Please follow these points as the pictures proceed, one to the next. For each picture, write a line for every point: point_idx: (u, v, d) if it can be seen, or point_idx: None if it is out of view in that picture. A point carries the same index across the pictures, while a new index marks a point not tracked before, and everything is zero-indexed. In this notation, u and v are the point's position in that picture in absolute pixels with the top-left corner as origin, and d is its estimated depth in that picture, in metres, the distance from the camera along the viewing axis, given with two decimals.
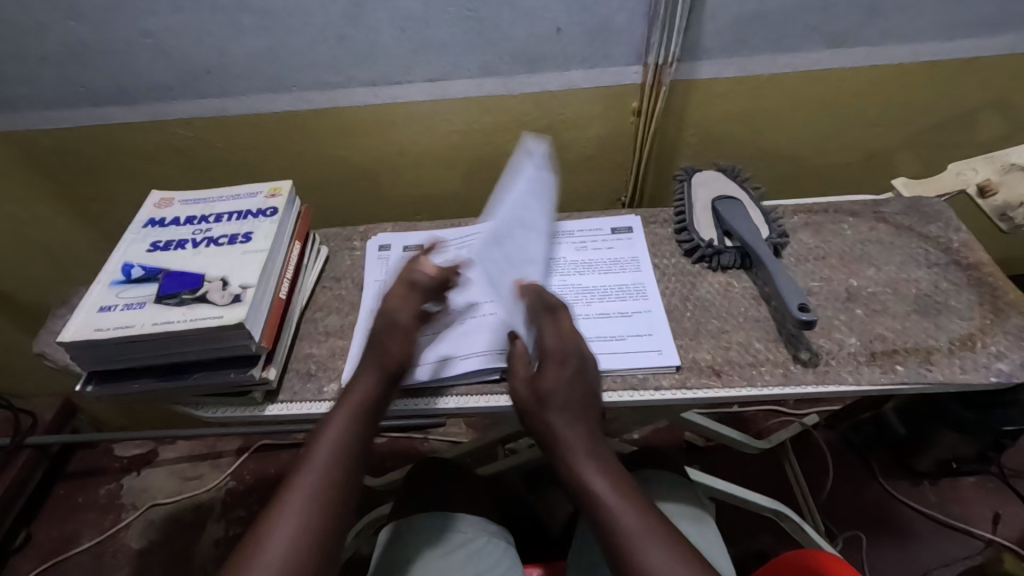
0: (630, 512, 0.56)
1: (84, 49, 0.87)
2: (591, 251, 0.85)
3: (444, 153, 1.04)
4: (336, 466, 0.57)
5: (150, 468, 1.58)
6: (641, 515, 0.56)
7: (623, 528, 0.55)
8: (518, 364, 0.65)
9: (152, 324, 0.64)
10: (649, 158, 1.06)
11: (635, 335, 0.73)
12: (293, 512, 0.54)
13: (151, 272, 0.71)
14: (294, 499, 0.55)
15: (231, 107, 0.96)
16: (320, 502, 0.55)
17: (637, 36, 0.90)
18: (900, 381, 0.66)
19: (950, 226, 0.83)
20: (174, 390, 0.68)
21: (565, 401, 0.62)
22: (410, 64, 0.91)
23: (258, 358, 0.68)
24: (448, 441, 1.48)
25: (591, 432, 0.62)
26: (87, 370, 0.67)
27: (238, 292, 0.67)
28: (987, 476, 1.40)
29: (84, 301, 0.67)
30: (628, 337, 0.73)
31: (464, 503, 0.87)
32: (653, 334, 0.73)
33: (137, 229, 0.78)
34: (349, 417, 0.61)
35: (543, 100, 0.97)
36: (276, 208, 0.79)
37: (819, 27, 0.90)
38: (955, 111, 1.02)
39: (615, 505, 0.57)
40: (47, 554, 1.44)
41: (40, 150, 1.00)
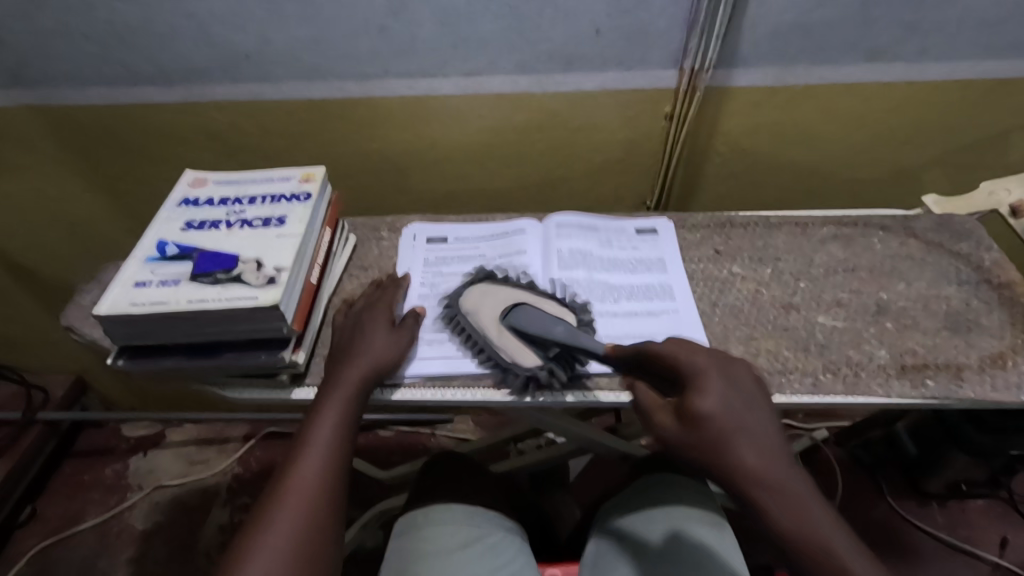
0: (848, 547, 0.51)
1: (127, 28, 0.88)
2: (616, 249, 0.85)
3: (474, 149, 1.04)
4: (330, 454, 0.63)
5: (157, 450, 1.58)
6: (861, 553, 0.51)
7: (788, 519, 0.52)
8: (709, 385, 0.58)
9: (188, 302, 0.64)
10: (678, 164, 1.07)
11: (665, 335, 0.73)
12: (278, 523, 0.57)
13: (186, 251, 0.71)
14: (280, 512, 0.58)
15: (266, 93, 0.96)
16: (317, 492, 0.60)
17: (674, 41, 0.90)
18: (931, 396, 0.66)
19: (981, 245, 0.82)
20: (204, 369, 0.68)
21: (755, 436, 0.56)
22: (446, 58, 0.92)
23: (288, 341, 0.68)
24: (456, 438, 1.48)
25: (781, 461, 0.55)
26: (118, 345, 0.67)
27: (272, 274, 0.67)
28: (996, 500, 1.39)
29: (119, 275, 0.68)
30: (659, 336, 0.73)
31: (480, 498, 0.87)
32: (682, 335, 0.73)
33: (171, 208, 0.78)
34: (338, 406, 0.65)
35: (576, 100, 0.97)
36: (310, 193, 0.79)
37: (857, 41, 0.90)
38: (987, 132, 1.03)
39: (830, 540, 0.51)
40: (52, 531, 1.45)
41: (74, 126, 1.00)
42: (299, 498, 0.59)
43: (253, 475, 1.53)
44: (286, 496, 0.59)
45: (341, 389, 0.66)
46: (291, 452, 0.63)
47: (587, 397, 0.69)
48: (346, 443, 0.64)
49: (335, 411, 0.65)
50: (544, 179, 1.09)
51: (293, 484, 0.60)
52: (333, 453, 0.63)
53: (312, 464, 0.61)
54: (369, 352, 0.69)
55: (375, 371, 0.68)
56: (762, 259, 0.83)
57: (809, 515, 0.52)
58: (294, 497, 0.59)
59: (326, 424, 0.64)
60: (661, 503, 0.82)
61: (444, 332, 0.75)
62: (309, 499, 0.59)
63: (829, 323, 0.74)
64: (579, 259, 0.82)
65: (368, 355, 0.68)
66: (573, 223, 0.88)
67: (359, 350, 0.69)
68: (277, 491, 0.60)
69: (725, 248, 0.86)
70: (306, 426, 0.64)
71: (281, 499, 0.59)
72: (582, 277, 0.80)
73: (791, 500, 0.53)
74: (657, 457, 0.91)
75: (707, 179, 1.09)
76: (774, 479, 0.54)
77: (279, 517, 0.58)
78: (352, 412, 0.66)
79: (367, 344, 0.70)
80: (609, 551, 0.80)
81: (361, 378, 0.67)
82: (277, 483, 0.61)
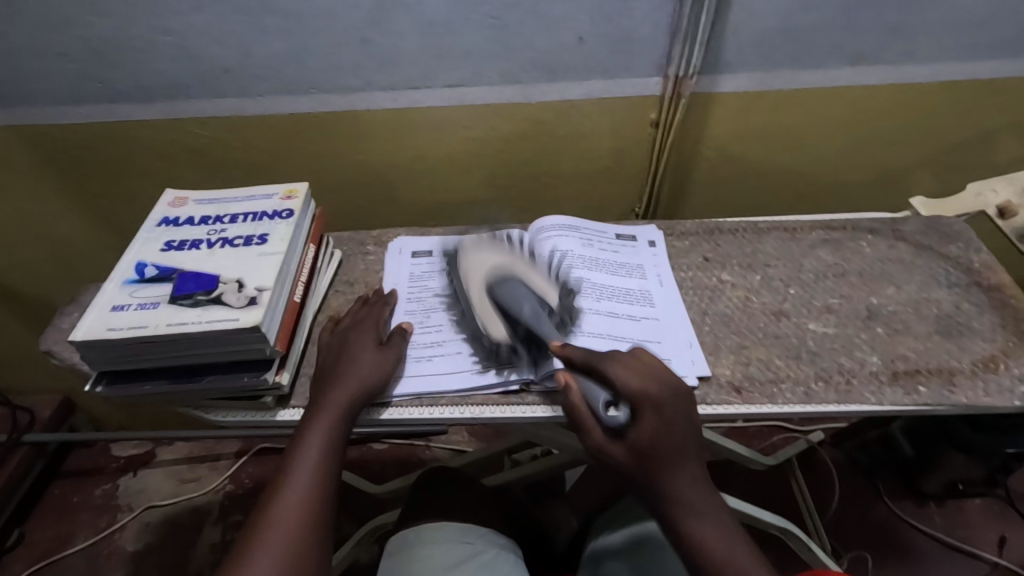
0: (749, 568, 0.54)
1: (104, 45, 0.87)
2: (597, 248, 0.84)
3: (460, 160, 1.03)
4: (315, 484, 0.61)
5: (147, 470, 1.56)
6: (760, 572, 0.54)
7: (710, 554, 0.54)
8: (589, 416, 0.60)
9: (167, 325, 0.63)
10: (665, 170, 1.06)
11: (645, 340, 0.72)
12: (261, 556, 0.55)
13: (165, 272, 0.70)
14: (263, 544, 0.56)
15: (248, 107, 0.95)
16: (301, 522, 0.58)
17: (659, 48, 0.90)
18: (924, 402, 0.65)
19: (970, 247, 0.82)
20: (185, 393, 0.66)
21: (675, 452, 0.58)
22: (430, 70, 0.91)
23: (271, 362, 0.67)
24: (451, 449, 1.47)
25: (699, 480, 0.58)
26: (97, 370, 0.66)
27: (253, 295, 0.66)
28: (993, 498, 1.39)
29: (96, 299, 0.66)
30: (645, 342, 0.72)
31: (472, 514, 0.86)
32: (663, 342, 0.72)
33: (151, 228, 0.77)
34: (323, 433, 0.63)
35: (562, 108, 0.97)
36: (292, 210, 0.78)
37: (841, 45, 0.90)
38: (973, 132, 1.03)
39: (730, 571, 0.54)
40: (40, 554, 1.42)
41: (54, 145, 0.99)
42: (283, 532, 0.57)
43: (245, 492, 1.51)
44: (269, 530, 0.57)
45: (325, 415, 0.64)
46: (274, 484, 0.61)
47: None
48: (331, 471, 0.62)
49: (319, 439, 0.63)
50: (532, 188, 1.08)
51: (276, 515, 0.58)
52: (318, 482, 0.61)
53: (296, 495, 0.59)
54: (354, 375, 0.67)
55: (361, 395, 0.66)
56: (751, 266, 0.83)
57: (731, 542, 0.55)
58: (278, 530, 0.57)
59: (311, 452, 0.62)
60: (657, 515, 0.81)
61: (432, 348, 0.74)
62: (293, 532, 0.57)
63: (820, 329, 0.73)
64: (562, 260, 0.82)
65: (353, 379, 0.67)
66: (556, 223, 0.87)
67: (344, 373, 0.67)
68: (261, 521, 0.58)
69: (714, 255, 0.85)
70: (289, 455, 0.63)
71: (264, 533, 0.57)
72: (563, 275, 0.79)
73: (707, 522, 0.56)
74: (651, 468, 0.90)
75: (696, 185, 1.09)
76: (707, 505, 0.57)
77: (261, 554, 0.56)
78: (338, 439, 0.64)
79: (352, 367, 0.68)
80: (603, 565, 0.79)
81: (346, 404, 0.65)
82: (259, 516, 0.59)
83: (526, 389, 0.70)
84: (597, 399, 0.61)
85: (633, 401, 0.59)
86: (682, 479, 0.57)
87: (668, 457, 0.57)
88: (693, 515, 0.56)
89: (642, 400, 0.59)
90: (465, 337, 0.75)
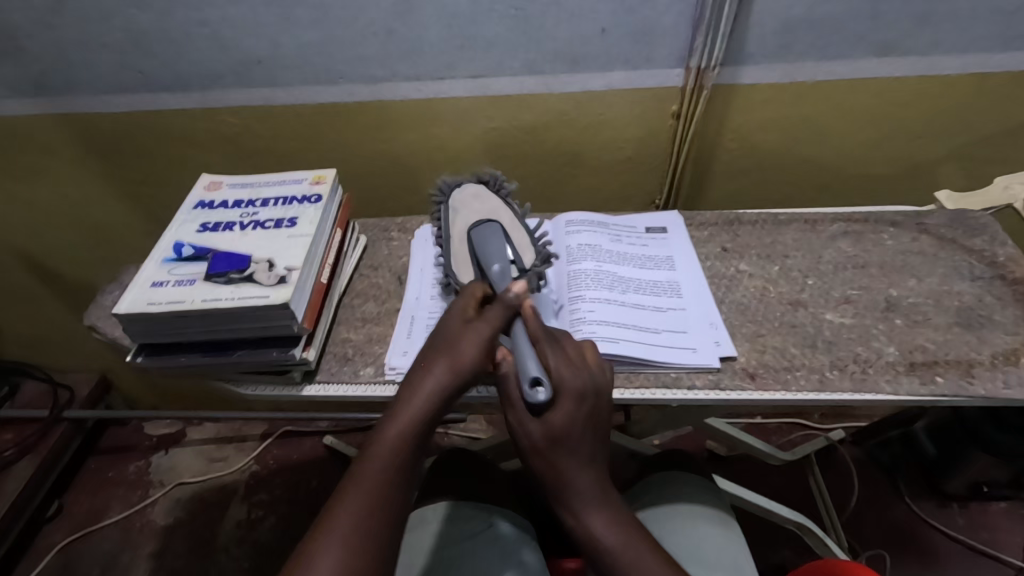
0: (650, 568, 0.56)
1: (145, 37, 0.91)
2: (625, 245, 0.85)
3: (482, 150, 1.05)
4: (389, 476, 0.55)
5: (178, 448, 1.63)
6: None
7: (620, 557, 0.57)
8: (512, 387, 0.59)
9: (202, 301, 0.66)
10: (686, 162, 1.07)
11: (671, 331, 0.73)
12: (331, 550, 0.50)
13: (201, 252, 0.73)
14: (331, 534, 0.51)
15: (279, 97, 0.99)
16: (372, 517, 0.52)
17: (681, 39, 0.90)
18: (941, 393, 0.65)
19: (995, 240, 0.81)
20: (218, 366, 0.70)
21: (562, 438, 0.58)
22: (454, 61, 0.93)
23: (299, 339, 0.70)
24: (468, 437, 1.49)
25: (585, 480, 0.59)
26: (138, 343, 0.70)
27: (283, 274, 0.69)
28: (1019, 502, 1.36)
29: (138, 275, 0.70)
30: (665, 333, 0.72)
31: (488, 495, 0.88)
32: (689, 331, 0.73)
33: (188, 210, 0.81)
34: (404, 420, 0.57)
35: (582, 100, 0.98)
36: (321, 195, 0.81)
37: (867, 35, 0.90)
38: (1003, 125, 1.01)
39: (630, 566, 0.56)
40: (78, 525, 1.49)
41: (96, 133, 1.04)
42: (357, 519, 0.52)
43: (270, 472, 1.56)
44: (337, 518, 0.52)
45: (415, 398, 0.59)
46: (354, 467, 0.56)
47: None
48: (413, 461, 0.57)
49: (400, 427, 0.57)
50: (552, 178, 1.09)
51: (347, 505, 0.52)
52: (391, 473, 0.55)
53: (370, 485, 0.54)
54: (451, 354, 0.61)
55: (455, 379, 0.60)
56: (770, 257, 0.83)
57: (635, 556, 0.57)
58: (350, 520, 0.51)
59: (393, 435, 0.57)
60: (669, 499, 0.82)
61: None
62: (364, 523, 0.52)
63: (837, 319, 0.74)
64: (587, 253, 0.83)
65: (452, 357, 0.60)
66: (582, 219, 0.88)
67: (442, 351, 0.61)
68: (331, 508, 0.53)
69: (732, 245, 0.86)
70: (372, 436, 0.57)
71: (338, 519, 0.52)
72: (588, 268, 0.80)
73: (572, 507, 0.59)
74: (665, 455, 0.92)
75: (715, 178, 1.09)
76: (591, 497, 0.59)
77: (331, 541, 0.50)
78: (422, 432, 0.57)
79: (452, 343, 0.62)
80: None
81: (438, 386, 0.59)
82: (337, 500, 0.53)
83: None
84: (523, 373, 0.58)
85: (557, 390, 0.59)
86: (579, 468, 0.59)
87: (575, 449, 0.59)
88: (598, 514, 0.58)
89: (578, 396, 0.59)
90: None
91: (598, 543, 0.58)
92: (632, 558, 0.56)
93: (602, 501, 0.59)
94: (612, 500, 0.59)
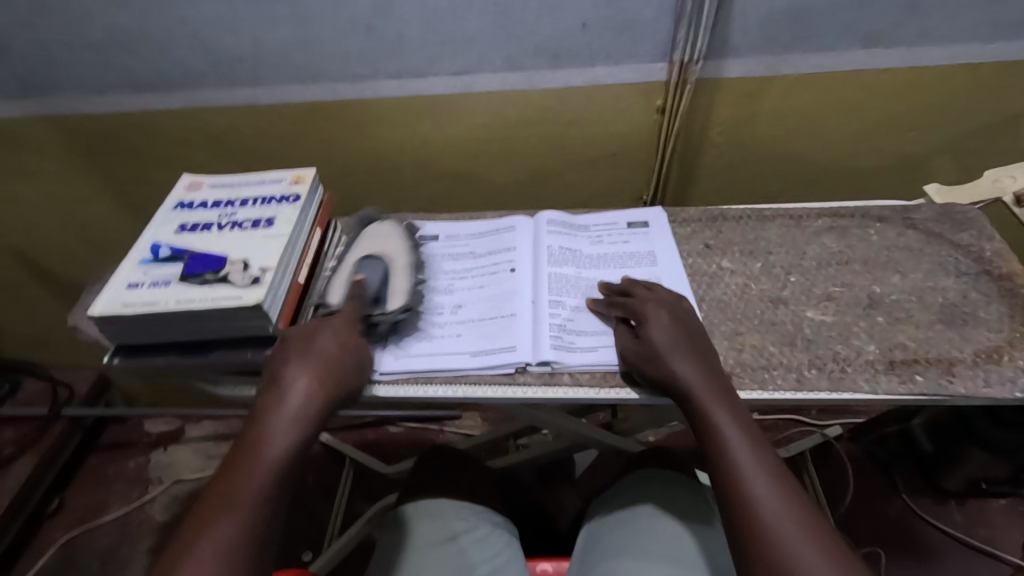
0: (764, 477, 0.54)
1: (127, 37, 0.91)
2: (606, 244, 0.85)
3: (467, 147, 1.05)
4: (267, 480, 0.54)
5: (176, 445, 1.64)
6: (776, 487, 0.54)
7: (741, 460, 0.55)
8: (623, 340, 0.69)
9: (176, 302, 0.66)
10: (672, 157, 1.05)
11: None
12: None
13: (178, 252, 0.73)
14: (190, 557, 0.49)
15: (263, 96, 0.98)
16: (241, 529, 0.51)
17: (664, 32, 0.89)
18: (920, 392, 0.64)
19: (982, 235, 0.80)
20: (195, 367, 0.70)
21: (699, 354, 0.64)
22: (435, 57, 0.93)
23: (274, 339, 0.71)
24: (463, 433, 1.49)
25: (732, 402, 0.60)
26: (115, 344, 0.70)
27: (257, 274, 0.69)
28: (1019, 499, 1.34)
29: (114, 277, 0.70)
30: None
31: (471, 492, 0.88)
32: None
33: (167, 211, 0.81)
34: (282, 428, 0.58)
35: (565, 95, 0.97)
36: (299, 194, 0.80)
37: (853, 26, 0.88)
38: (996, 117, 0.99)
39: (747, 473, 0.55)
40: (78, 521, 1.51)
41: (83, 133, 1.04)
42: (234, 521, 0.51)
43: None
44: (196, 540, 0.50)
45: (289, 409, 0.59)
46: (226, 472, 0.55)
47: (566, 393, 0.68)
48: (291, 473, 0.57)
49: (277, 432, 0.57)
50: (537, 174, 1.09)
51: (213, 521, 0.51)
52: (269, 476, 0.55)
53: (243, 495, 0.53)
54: (320, 364, 0.63)
55: (320, 382, 0.62)
56: (752, 253, 0.82)
57: (759, 459, 0.56)
58: (209, 538, 0.50)
59: (276, 449, 0.56)
60: (652, 497, 0.82)
61: (434, 330, 0.76)
62: (234, 539, 0.51)
63: (818, 317, 0.72)
64: (568, 256, 0.83)
65: (323, 367, 0.62)
66: (561, 220, 0.88)
67: (298, 361, 0.62)
68: (193, 526, 0.51)
69: (715, 241, 0.85)
70: (248, 446, 0.56)
71: (212, 526, 0.51)
72: (569, 272, 0.81)
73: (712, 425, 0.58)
74: (650, 452, 0.91)
75: (703, 172, 1.08)
76: (735, 411, 0.59)
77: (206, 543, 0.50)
78: (300, 437, 0.58)
79: (317, 352, 0.64)
80: (594, 548, 0.80)
81: (316, 391, 0.61)
82: (208, 509, 0.52)
83: (521, 372, 0.71)
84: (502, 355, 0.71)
85: (645, 326, 0.67)
86: (715, 390, 0.61)
87: (706, 365, 0.63)
88: (729, 421, 0.58)
89: (677, 320, 0.67)
90: (467, 321, 0.76)
91: (723, 446, 0.57)
92: (756, 463, 0.55)
93: (742, 416, 0.59)
94: (748, 416, 0.60)
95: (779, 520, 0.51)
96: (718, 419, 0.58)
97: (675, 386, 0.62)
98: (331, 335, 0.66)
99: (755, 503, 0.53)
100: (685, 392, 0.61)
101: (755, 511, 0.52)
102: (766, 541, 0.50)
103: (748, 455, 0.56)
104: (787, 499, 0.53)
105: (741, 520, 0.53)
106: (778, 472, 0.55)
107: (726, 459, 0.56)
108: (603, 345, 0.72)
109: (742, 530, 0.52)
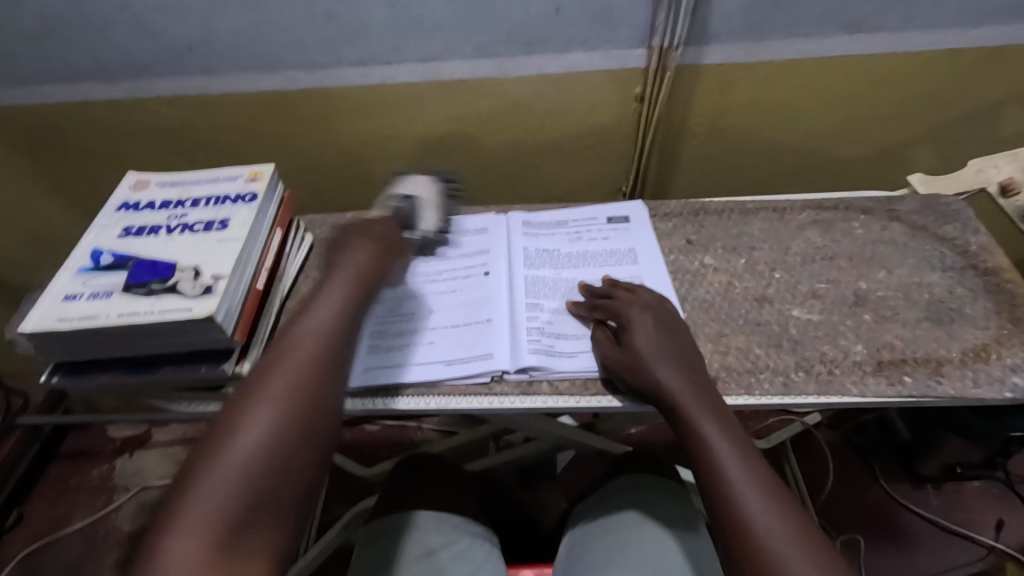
0: (755, 492, 0.51)
1: (59, 21, 0.83)
2: (585, 242, 0.81)
3: (438, 138, 0.99)
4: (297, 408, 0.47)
5: (142, 451, 1.57)
6: (771, 501, 0.50)
7: (733, 472, 0.52)
8: (603, 343, 0.66)
9: (118, 316, 0.60)
10: (652, 148, 1.02)
11: None
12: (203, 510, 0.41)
13: (121, 260, 0.67)
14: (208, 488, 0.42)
15: (216, 86, 0.92)
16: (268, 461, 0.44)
17: (642, 16, 0.84)
18: (909, 394, 0.62)
19: (968, 227, 0.78)
20: (144, 384, 0.65)
21: (682, 358, 0.62)
22: (401, 44, 0.87)
23: (231, 352, 0.65)
24: (442, 432, 1.45)
25: (719, 410, 0.58)
26: (54, 361, 0.64)
27: (209, 283, 0.63)
28: (992, 481, 1.35)
29: (49, 288, 0.64)
30: None
31: (448, 502, 0.84)
32: None
33: (110, 214, 0.74)
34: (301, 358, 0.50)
35: (539, 84, 0.92)
36: (255, 193, 0.75)
37: (837, 10, 0.84)
38: (977, 104, 0.97)
39: (739, 487, 0.51)
40: (39, 534, 1.44)
41: (19, 125, 0.96)
42: (258, 459, 0.44)
43: None
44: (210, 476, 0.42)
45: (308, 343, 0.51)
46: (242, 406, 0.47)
47: (545, 402, 0.65)
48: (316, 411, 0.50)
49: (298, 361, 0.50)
50: (512, 166, 1.04)
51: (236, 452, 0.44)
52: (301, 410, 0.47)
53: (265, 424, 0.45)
54: (336, 300, 0.56)
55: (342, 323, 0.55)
56: (735, 249, 0.79)
57: (750, 473, 0.52)
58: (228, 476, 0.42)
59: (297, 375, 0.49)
60: (634, 503, 0.79)
61: (404, 338, 0.71)
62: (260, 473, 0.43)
63: (804, 317, 0.70)
64: (546, 257, 0.79)
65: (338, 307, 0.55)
66: (538, 221, 0.84)
67: (296, 338, 0.51)
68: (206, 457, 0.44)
69: (697, 237, 0.81)
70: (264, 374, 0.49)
71: (181, 520, 0.40)
72: (547, 274, 0.77)
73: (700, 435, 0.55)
74: (632, 455, 0.89)
75: (683, 163, 1.05)
76: (726, 421, 0.57)
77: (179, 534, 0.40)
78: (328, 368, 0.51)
79: (332, 293, 0.56)
80: (576, 557, 0.77)
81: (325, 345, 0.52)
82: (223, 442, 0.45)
83: (498, 380, 0.67)
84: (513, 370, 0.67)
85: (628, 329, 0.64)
86: (702, 397, 0.58)
87: (690, 369, 0.61)
88: (716, 429, 0.55)
89: (660, 321, 0.64)
90: (439, 328, 0.72)
91: (711, 455, 0.54)
92: (747, 477, 0.52)
93: (729, 425, 0.56)
94: (738, 426, 0.57)
95: (775, 538, 0.48)
96: (707, 428, 0.55)
97: (660, 393, 0.59)
98: (355, 265, 0.60)
99: (747, 518, 0.49)
100: (671, 401, 0.58)
101: (747, 530, 0.49)
102: (759, 561, 0.47)
103: (737, 465, 0.53)
104: (782, 515, 0.49)
105: (735, 536, 0.49)
106: (772, 488, 0.51)
107: (716, 472, 0.53)
108: (583, 350, 0.69)
109: (734, 551, 0.49)
